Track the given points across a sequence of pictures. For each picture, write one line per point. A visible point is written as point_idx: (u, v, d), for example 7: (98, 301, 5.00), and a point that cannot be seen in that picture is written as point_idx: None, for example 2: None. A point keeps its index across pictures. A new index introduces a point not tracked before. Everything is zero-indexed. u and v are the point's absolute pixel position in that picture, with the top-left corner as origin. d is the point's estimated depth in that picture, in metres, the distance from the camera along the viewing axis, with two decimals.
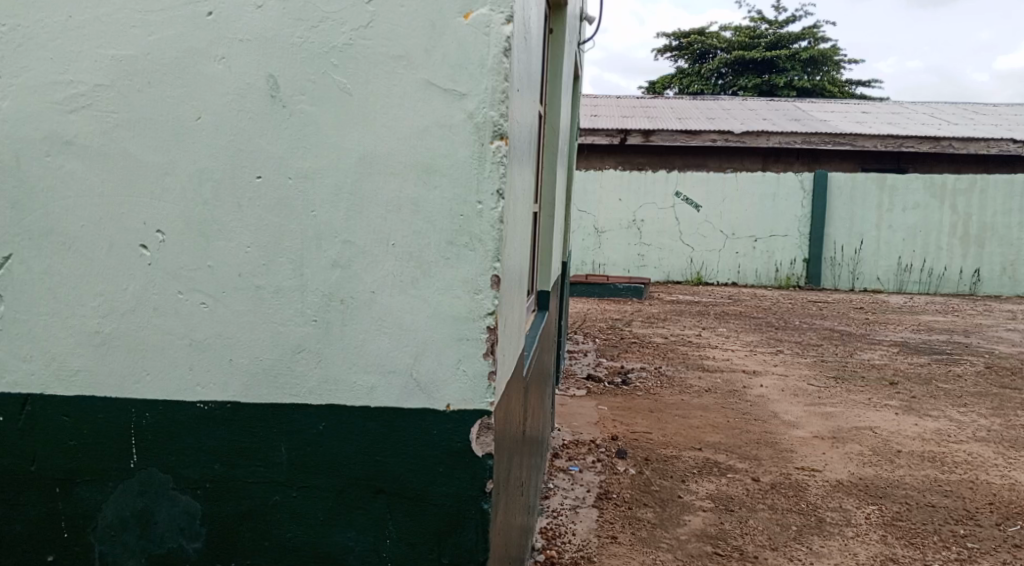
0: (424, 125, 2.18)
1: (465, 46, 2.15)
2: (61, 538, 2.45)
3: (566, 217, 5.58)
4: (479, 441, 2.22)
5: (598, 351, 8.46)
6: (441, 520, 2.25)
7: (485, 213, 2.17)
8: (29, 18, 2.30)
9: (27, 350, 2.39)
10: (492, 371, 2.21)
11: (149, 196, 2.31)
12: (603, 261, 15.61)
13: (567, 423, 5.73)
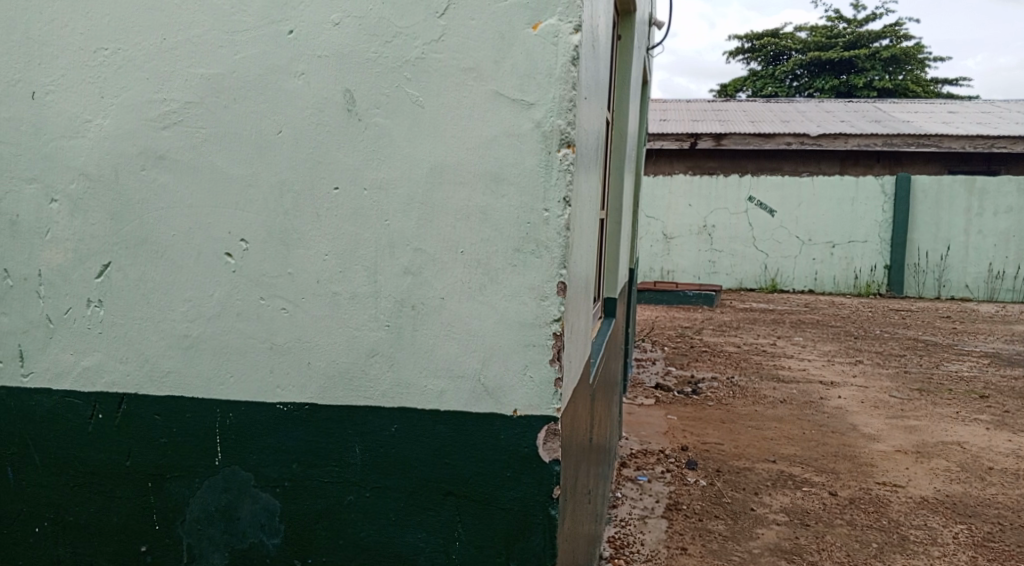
0: (492, 134, 2.21)
1: (533, 56, 2.17)
2: (153, 530, 2.53)
3: (634, 224, 5.56)
4: (546, 447, 2.24)
5: (667, 359, 8.32)
6: (509, 524, 2.27)
7: (551, 221, 2.19)
8: (126, 40, 2.40)
9: (122, 353, 2.48)
10: (559, 377, 2.22)
11: (234, 206, 2.40)
12: (671, 268, 15.26)
13: (636, 432, 5.68)
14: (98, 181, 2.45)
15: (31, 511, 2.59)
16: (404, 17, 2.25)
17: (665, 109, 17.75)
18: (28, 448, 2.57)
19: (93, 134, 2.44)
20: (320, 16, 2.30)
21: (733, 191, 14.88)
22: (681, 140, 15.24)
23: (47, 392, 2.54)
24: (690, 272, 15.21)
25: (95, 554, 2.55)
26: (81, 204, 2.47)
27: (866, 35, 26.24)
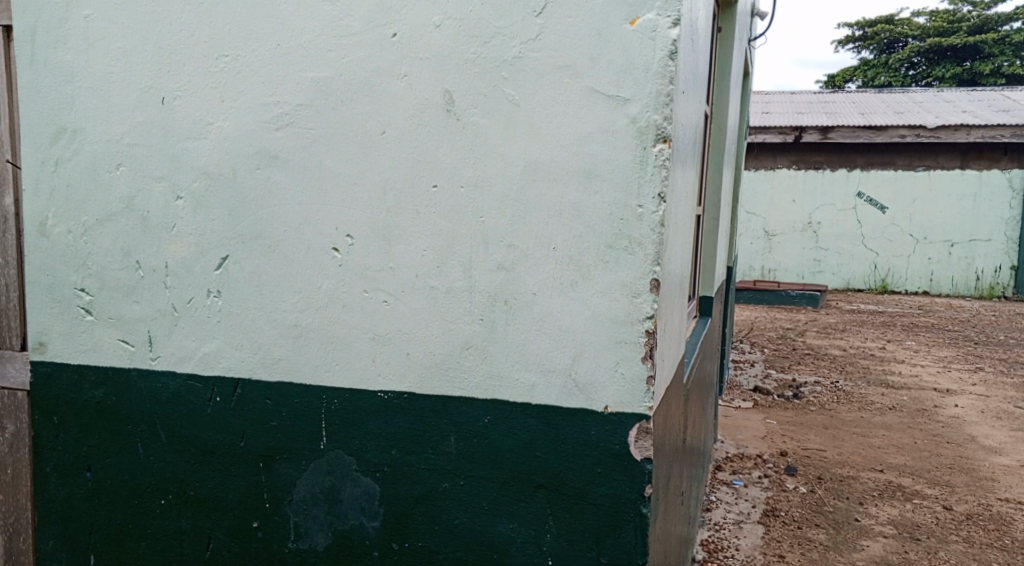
0: (587, 131, 2.16)
1: (631, 51, 2.12)
2: (263, 508, 2.46)
3: (732, 223, 5.42)
4: (638, 445, 2.18)
5: (766, 362, 7.98)
6: (601, 520, 2.22)
7: (645, 216, 2.13)
8: (245, 47, 2.34)
9: (237, 341, 2.43)
10: (651, 375, 2.17)
11: (340, 202, 2.34)
12: (773, 266, 14.47)
13: (731, 435, 5.50)
14: (218, 180, 2.40)
15: (155, 485, 2.53)
16: (503, 17, 2.20)
17: (767, 95, 16.71)
18: (155, 426, 2.52)
19: (215, 136, 2.39)
20: (422, 17, 2.25)
21: (841, 188, 13.92)
22: (783, 135, 13.65)
23: (170, 375, 2.49)
24: (793, 270, 14.35)
25: (212, 528, 2.49)
26: (204, 202, 2.42)
27: (993, 20, 24.22)
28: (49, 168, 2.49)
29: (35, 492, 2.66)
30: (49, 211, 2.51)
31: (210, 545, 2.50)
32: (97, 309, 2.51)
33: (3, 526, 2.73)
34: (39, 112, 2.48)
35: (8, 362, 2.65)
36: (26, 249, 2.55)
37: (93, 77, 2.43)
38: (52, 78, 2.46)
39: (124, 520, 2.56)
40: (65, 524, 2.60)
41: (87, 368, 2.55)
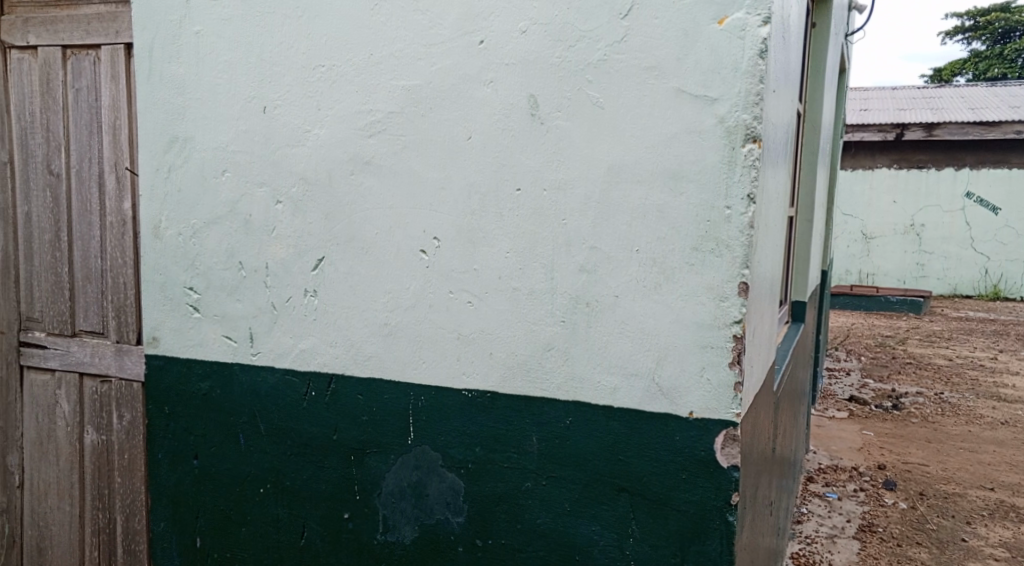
0: (673, 132, 2.13)
1: (720, 52, 2.07)
2: (353, 500, 2.47)
3: (828, 224, 5.27)
4: (724, 452, 2.11)
5: (864, 371, 7.59)
6: (686, 527, 2.16)
7: (733, 218, 2.08)
8: (340, 57, 2.38)
9: (331, 338, 2.46)
10: (739, 381, 2.10)
11: (428, 205, 2.35)
12: (873, 270, 13.64)
13: (824, 446, 5.26)
14: (315, 184, 2.44)
15: (254, 474, 2.58)
16: (588, 20, 2.18)
17: (866, 92, 15.72)
18: (254, 419, 2.57)
19: (312, 143, 2.43)
20: (509, 23, 2.24)
21: (948, 190, 13.05)
22: (884, 131, 12.82)
23: (269, 370, 2.54)
24: (894, 276, 13.52)
25: (305, 518, 2.53)
26: (302, 205, 2.46)
27: None
28: (162, 175, 2.60)
29: (149, 479, 2.76)
30: (163, 214, 2.62)
31: (304, 533, 2.53)
32: (204, 306, 2.59)
33: (120, 506, 2.82)
34: (154, 122, 2.60)
35: (125, 355, 2.76)
36: (143, 250, 2.66)
37: (202, 89, 2.53)
38: (165, 91, 2.57)
39: (227, 506, 2.62)
40: (174, 508, 2.69)
41: (194, 361, 2.63)
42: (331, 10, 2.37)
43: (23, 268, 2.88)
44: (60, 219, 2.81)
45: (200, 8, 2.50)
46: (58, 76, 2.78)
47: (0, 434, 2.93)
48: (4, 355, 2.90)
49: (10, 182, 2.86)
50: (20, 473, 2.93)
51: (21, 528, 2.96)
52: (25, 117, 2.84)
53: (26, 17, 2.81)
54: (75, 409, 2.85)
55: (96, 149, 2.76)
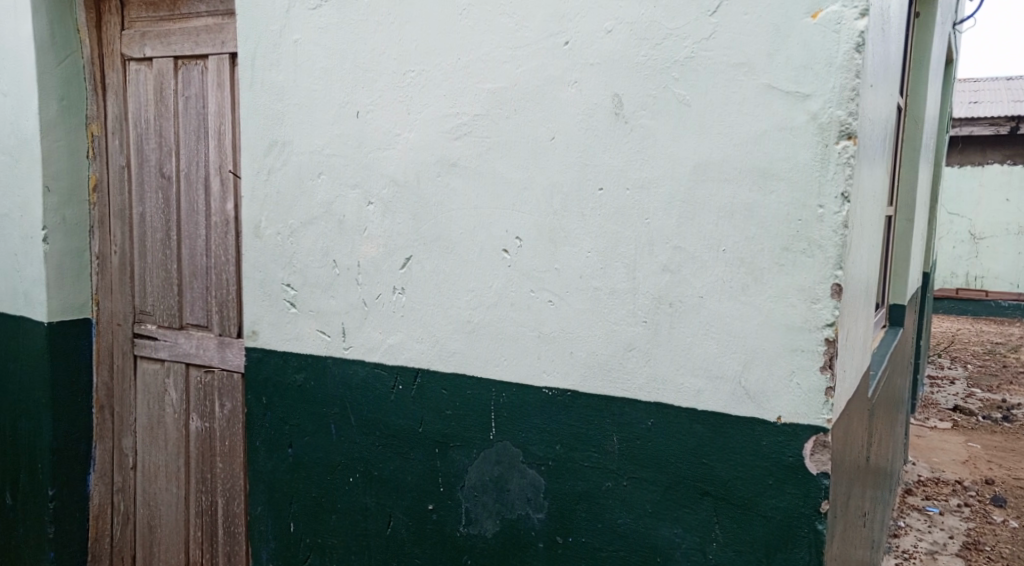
0: (763, 129, 2.07)
1: (813, 46, 2.00)
2: (438, 492, 2.54)
3: (933, 225, 5.11)
4: (813, 458, 2.05)
5: (970, 381, 7.28)
6: (772, 534, 2.10)
7: (826, 217, 2.01)
8: (430, 62, 2.45)
9: (418, 334, 2.53)
10: (831, 386, 2.03)
11: (511, 205, 2.38)
12: (982, 273, 12.55)
13: (925, 457, 5.08)
14: (404, 186, 2.52)
15: (345, 463, 2.68)
16: (674, 18, 2.15)
17: (977, 82, 14.69)
18: (345, 410, 2.67)
19: (402, 146, 2.51)
20: (595, 23, 2.24)
21: None
22: (997, 125, 12.09)
23: (360, 364, 2.63)
24: (1006, 278, 12.36)
25: (393, 507, 2.61)
26: (391, 206, 2.55)
27: None
28: (261, 177, 2.75)
29: (248, 465, 2.90)
30: (263, 215, 2.76)
31: (390, 523, 2.62)
32: (300, 302, 2.72)
33: (221, 490, 2.99)
34: (253, 128, 2.75)
35: (226, 348, 2.93)
36: (244, 248, 2.82)
37: (300, 95, 2.65)
38: (264, 98, 2.71)
39: (319, 493, 2.73)
40: (270, 492, 2.82)
41: (290, 355, 2.76)
42: (420, 17, 2.44)
43: (137, 265, 3.13)
44: (171, 220, 3.03)
45: (299, 18, 2.63)
46: (171, 86, 2.99)
47: (117, 419, 3.22)
48: (122, 345, 3.18)
49: (128, 185, 3.12)
50: (134, 456, 3.20)
51: (134, 508, 3.22)
52: (142, 124, 3.08)
53: (143, 31, 3.03)
54: (181, 398, 3.06)
55: (202, 153, 2.95)
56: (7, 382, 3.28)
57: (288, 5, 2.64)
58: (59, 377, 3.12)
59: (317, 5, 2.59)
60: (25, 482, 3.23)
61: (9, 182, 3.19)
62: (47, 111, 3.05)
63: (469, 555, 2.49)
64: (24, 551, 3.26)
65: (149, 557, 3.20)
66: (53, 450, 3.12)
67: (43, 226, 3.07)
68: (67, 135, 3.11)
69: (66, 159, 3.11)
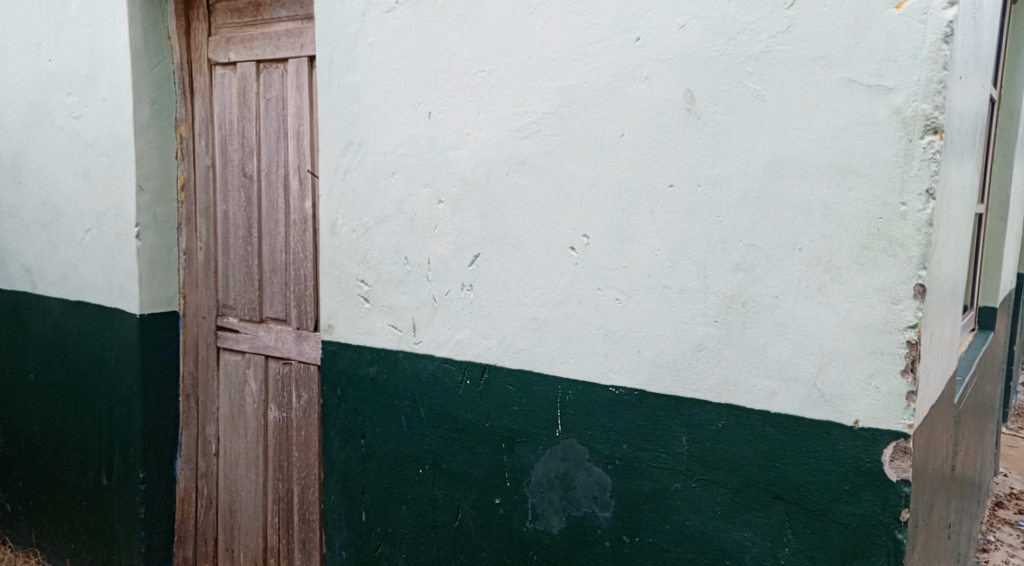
0: (842, 124, 1.99)
1: (897, 37, 1.91)
2: (504, 486, 2.56)
3: None
4: (892, 465, 1.96)
5: None
6: (848, 541, 2.03)
7: (909, 215, 1.92)
8: (501, 62, 2.46)
9: (485, 330, 2.56)
10: (913, 391, 1.94)
11: (579, 203, 2.38)
12: None
13: (1018, 469, 4.86)
14: (473, 185, 2.55)
15: (415, 456, 2.74)
16: (750, 12, 2.09)
17: None
18: (415, 403, 2.72)
19: (472, 145, 2.54)
20: (666, 19, 2.21)
21: None
22: None
23: (430, 358, 2.68)
24: None
25: (460, 500, 2.65)
26: (461, 204, 2.58)
27: None
28: (338, 177, 2.83)
29: (322, 454, 3.00)
30: (339, 213, 2.85)
31: (457, 515, 2.66)
32: (373, 297, 2.79)
33: (297, 478, 3.10)
34: (330, 129, 2.83)
35: (304, 340, 3.03)
36: (321, 245, 2.91)
37: (374, 96, 2.72)
38: (340, 99, 2.80)
39: (390, 484, 2.80)
40: (343, 482, 2.91)
41: (364, 348, 2.83)
42: (491, 17, 2.47)
43: (221, 261, 3.28)
44: (253, 217, 3.15)
45: (374, 21, 2.69)
46: (253, 89, 3.11)
47: (201, 408, 3.39)
48: (206, 337, 3.34)
49: (215, 184, 3.28)
50: (217, 443, 3.36)
51: (217, 492, 3.38)
52: (228, 126, 3.22)
53: (228, 36, 3.17)
54: (261, 388, 3.19)
55: (282, 153, 3.06)
56: (102, 370, 3.48)
57: (364, 8, 2.71)
58: (148, 366, 3.32)
59: (392, 8, 2.65)
60: (119, 465, 3.45)
61: (105, 181, 3.37)
62: (140, 113, 3.24)
63: (535, 551, 2.51)
64: (118, 528, 3.48)
65: (230, 540, 3.35)
66: (144, 434, 3.33)
67: (136, 223, 3.26)
68: (157, 137, 3.29)
69: (157, 160, 3.29)
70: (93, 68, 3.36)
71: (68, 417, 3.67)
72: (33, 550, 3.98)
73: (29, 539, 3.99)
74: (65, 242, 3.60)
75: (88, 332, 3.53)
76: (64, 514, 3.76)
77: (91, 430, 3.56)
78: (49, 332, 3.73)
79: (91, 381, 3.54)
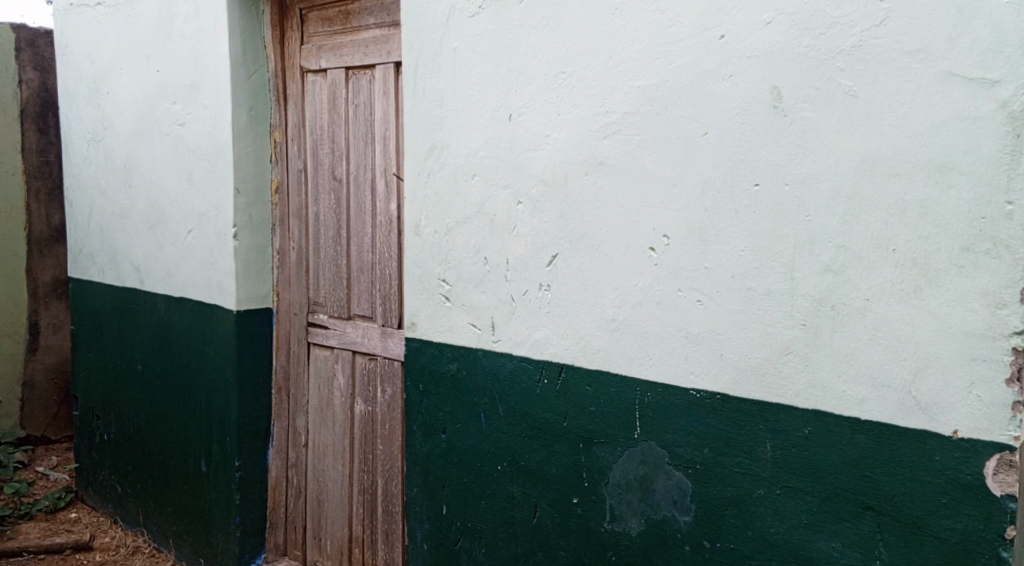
0: (941, 120, 1.88)
1: (1004, 27, 1.79)
2: (582, 486, 2.56)
3: None
4: (996, 479, 1.83)
5: None
6: (944, 557, 1.92)
7: (1016, 215, 1.79)
8: (582, 62, 2.46)
9: (563, 330, 2.57)
10: (1020, 401, 1.80)
11: (658, 203, 2.35)
12: None
13: None
14: (552, 186, 2.56)
15: (494, 452, 2.77)
16: (840, 5, 2.01)
17: None
18: (494, 400, 2.76)
19: (552, 146, 2.55)
20: (752, 15, 2.15)
21: None
22: None
23: (508, 357, 2.71)
24: None
25: (538, 498, 2.67)
26: (540, 205, 2.60)
27: None
28: (422, 178, 2.89)
29: (405, 447, 3.08)
30: (422, 214, 2.91)
31: (535, 513, 2.68)
32: (454, 296, 2.84)
33: (381, 470, 3.19)
34: (417, 132, 2.90)
35: (389, 337, 3.12)
36: (406, 245, 2.98)
37: (457, 100, 2.77)
38: (425, 103, 2.86)
39: (470, 479, 2.85)
40: (425, 475, 2.97)
41: (444, 346, 2.89)
42: (574, 18, 2.47)
43: (313, 260, 3.42)
44: (343, 217, 3.27)
45: (459, 26, 2.74)
46: (343, 94, 3.22)
47: (293, 400, 3.54)
48: (298, 332, 3.49)
49: (309, 186, 3.41)
50: (306, 434, 3.50)
51: (306, 482, 3.52)
52: (320, 130, 3.34)
53: (319, 44, 3.30)
54: (348, 382, 3.30)
55: (370, 156, 3.15)
56: (203, 362, 3.68)
57: (449, 13, 2.76)
58: (243, 359, 3.49)
59: (474, 12, 2.69)
60: (217, 452, 3.63)
61: (206, 184, 3.56)
62: (238, 120, 3.41)
63: (614, 552, 2.50)
64: (215, 512, 3.67)
65: (318, 528, 3.48)
66: (239, 424, 3.50)
67: (234, 224, 3.43)
68: (254, 142, 3.46)
69: (253, 163, 3.46)
70: (197, 77, 3.55)
71: (172, 407, 3.90)
72: (141, 530, 4.25)
73: (137, 520, 4.26)
74: (170, 242, 3.82)
75: (191, 325, 3.74)
76: (168, 497, 4.00)
77: (193, 418, 3.77)
78: (155, 326, 3.97)
79: (193, 373, 3.75)
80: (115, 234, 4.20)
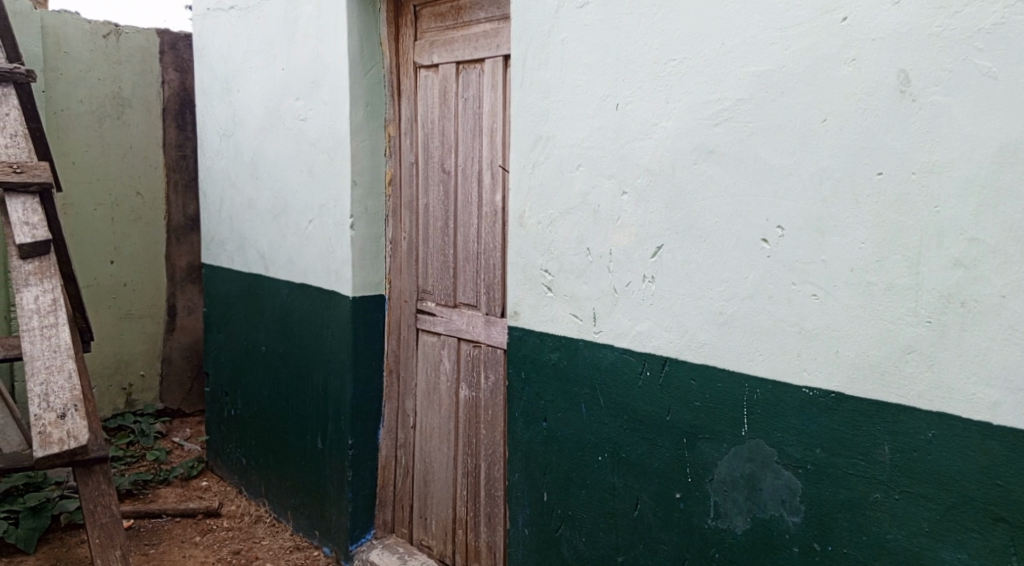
0: None
1: None
2: (685, 481, 2.52)
3: None
4: None
5: None
6: None
7: None
8: (693, 50, 2.40)
9: (667, 322, 2.53)
10: None
11: (774, 192, 2.26)
12: None
13: None
14: (659, 175, 2.52)
15: (595, 443, 2.77)
16: None
17: None
18: (596, 391, 2.75)
19: (660, 135, 2.50)
20: None
21: None
22: None
23: (610, 348, 2.70)
24: None
25: (640, 491, 2.64)
26: (644, 195, 2.56)
27: None
28: (527, 170, 2.91)
29: (507, 433, 3.13)
30: (527, 206, 2.93)
31: (637, 505, 2.65)
32: (556, 287, 2.85)
33: (485, 454, 3.27)
34: (525, 124, 2.91)
35: (492, 325, 3.19)
36: (511, 236, 3.01)
37: (565, 90, 2.76)
38: (532, 95, 2.87)
39: (570, 468, 2.86)
40: (527, 462, 3.01)
41: (546, 335, 2.91)
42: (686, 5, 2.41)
43: (423, 249, 3.52)
44: (451, 208, 3.35)
45: (568, 16, 2.73)
46: (453, 88, 3.29)
47: (402, 383, 3.68)
48: (407, 319, 3.64)
49: (420, 178, 3.50)
50: (414, 416, 3.64)
51: (413, 462, 3.66)
52: (432, 123, 3.41)
53: (431, 40, 3.38)
54: (454, 368, 3.39)
55: (478, 149, 3.21)
56: (321, 345, 3.86)
57: (558, 5, 2.75)
58: (360, 343, 3.64)
59: (584, 3, 2.68)
60: (332, 431, 3.81)
61: (326, 177, 3.73)
62: (356, 115, 3.55)
63: (718, 549, 2.44)
64: (331, 488, 3.85)
65: (424, 507, 3.61)
66: (355, 406, 3.66)
67: (350, 215, 3.58)
68: (370, 136, 3.59)
69: (369, 156, 3.60)
70: (318, 75, 3.72)
71: (293, 386, 4.12)
72: (263, 500, 4.53)
73: (260, 491, 4.55)
74: (292, 231, 4.03)
75: (312, 310, 3.92)
76: (287, 471, 4.24)
77: (312, 398, 3.96)
78: (279, 310, 4.20)
79: (312, 355, 3.95)
80: (243, 225, 4.47)
